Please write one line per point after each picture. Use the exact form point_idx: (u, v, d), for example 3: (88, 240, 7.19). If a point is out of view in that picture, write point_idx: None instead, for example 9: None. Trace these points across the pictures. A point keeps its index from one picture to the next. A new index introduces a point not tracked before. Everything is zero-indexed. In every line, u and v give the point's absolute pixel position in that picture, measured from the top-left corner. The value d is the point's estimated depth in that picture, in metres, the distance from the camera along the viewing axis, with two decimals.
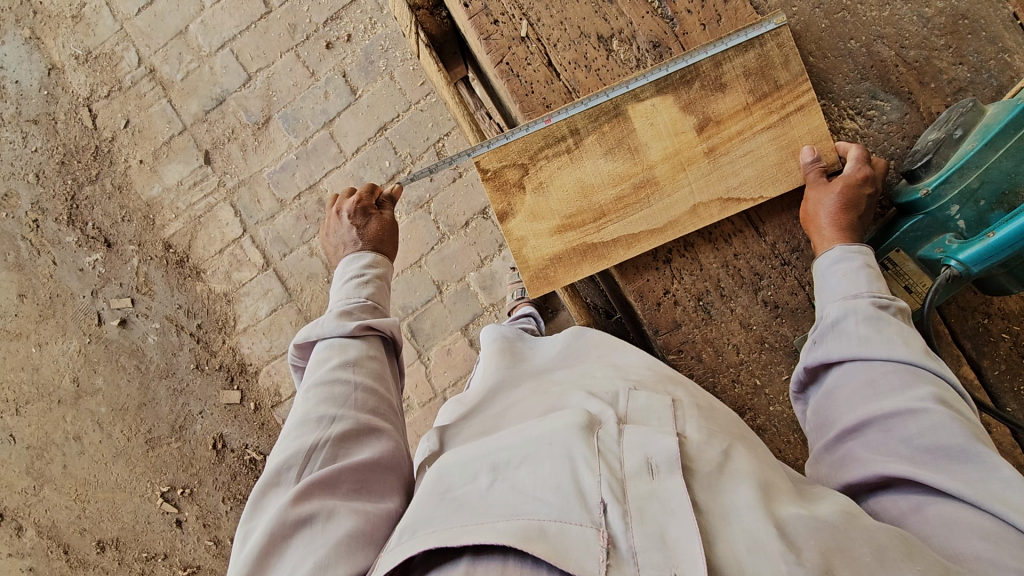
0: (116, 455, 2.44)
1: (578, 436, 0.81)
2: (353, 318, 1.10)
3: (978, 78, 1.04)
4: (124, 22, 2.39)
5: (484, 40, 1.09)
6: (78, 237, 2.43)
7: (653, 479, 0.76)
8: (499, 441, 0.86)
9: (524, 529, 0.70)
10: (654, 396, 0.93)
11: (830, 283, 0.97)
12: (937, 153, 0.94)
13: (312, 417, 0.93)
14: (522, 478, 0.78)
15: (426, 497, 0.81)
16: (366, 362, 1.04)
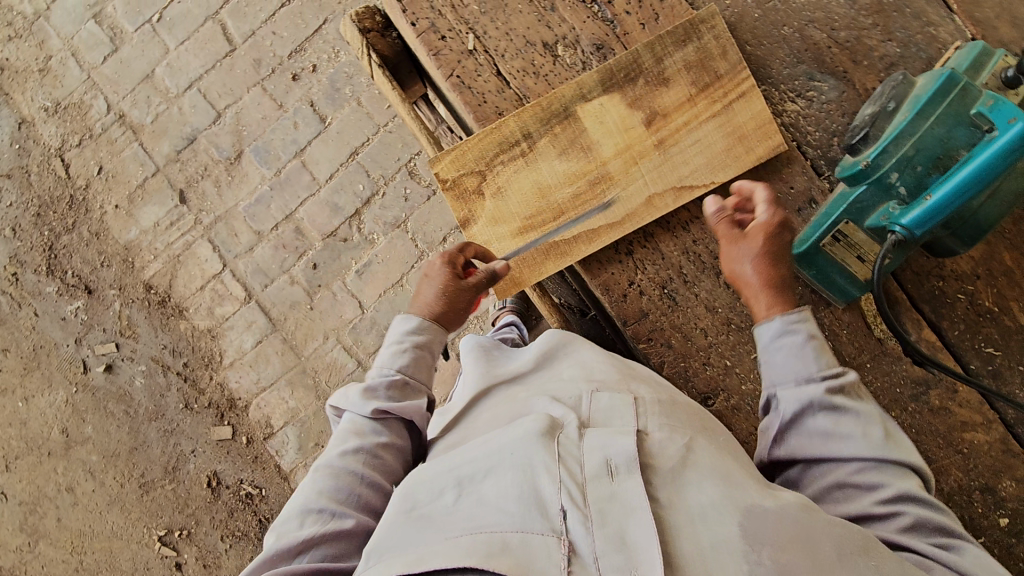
0: (110, 503, 2.41)
1: (538, 443, 0.85)
2: (377, 398, 1.04)
3: (908, 52, 1.08)
4: (91, 71, 2.42)
5: (433, 56, 1.12)
6: (58, 286, 2.43)
7: (612, 482, 0.80)
8: (464, 456, 0.89)
9: (486, 543, 0.73)
10: (616, 396, 0.97)
11: (778, 357, 0.95)
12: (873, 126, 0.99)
13: (310, 510, 0.91)
14: (487, 491, 0.82)
15: (395, 513, 0.84)
16: (382, 453, 1.00)
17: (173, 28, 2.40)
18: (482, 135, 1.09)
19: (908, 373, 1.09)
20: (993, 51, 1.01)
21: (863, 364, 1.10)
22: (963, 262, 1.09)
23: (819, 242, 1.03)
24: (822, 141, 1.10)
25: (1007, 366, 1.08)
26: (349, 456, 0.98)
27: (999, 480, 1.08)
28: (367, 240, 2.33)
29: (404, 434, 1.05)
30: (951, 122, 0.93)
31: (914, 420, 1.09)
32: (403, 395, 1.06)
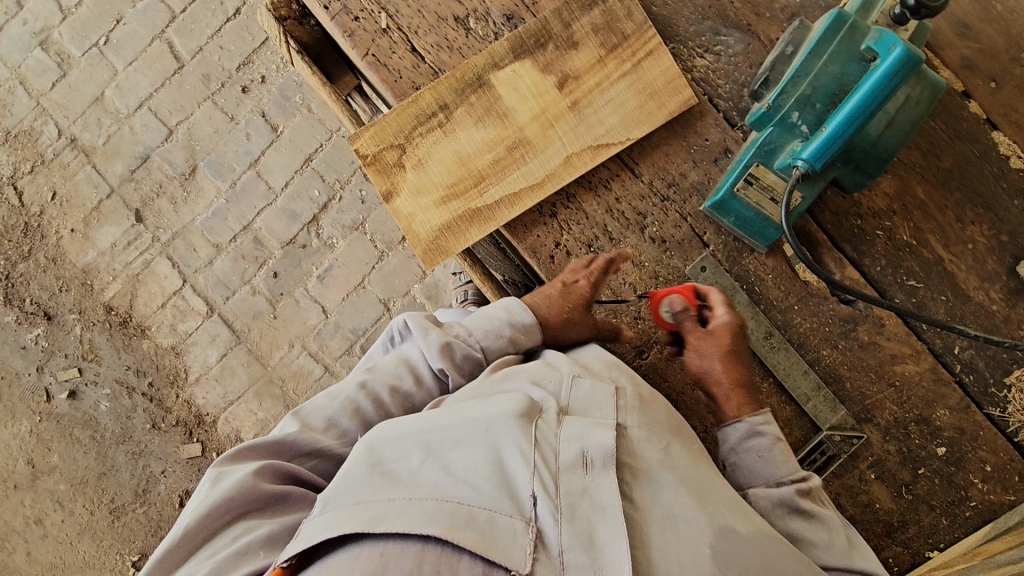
0: (81, 532, 2.36)
1: (514, 422, 0.84)
2: (451, 354, 1.00)
3: (807, 1, 1.12)
4: (40, 97, 2.43)
5: (348, 37, 1.15)
6: (17, 315, 2.41)
7: (585, 475, 0.81)
8: (433, 420, 0.87)
9: (454, 516, 0.72)
10: (597, 384, 0.97)
11: (746, 459, 0.98)
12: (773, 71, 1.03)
13: (338, 424, 0.93)
14: (455, 462, 0.80)
15: (354, 464, 0.81)
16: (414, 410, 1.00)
17: (120, 50, 2.41)
18: (398, 110, 1.10)
19: (835, 312, 1.11)
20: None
21: (790, 306, 1.11)
22: (879, 200, 1.11)
23: (733, 187, 1.06)
24: (733, 92, 1.13)
25: (929, 297, 1.10)
26: (397, 394, 0.98)
27: (933, 410, 1.09)
28: (326, 244, 2.34)
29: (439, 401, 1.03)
30: (842, 58, 0.96)
31: (845, 356, 1.10)
32: (471, 368, 1.03)
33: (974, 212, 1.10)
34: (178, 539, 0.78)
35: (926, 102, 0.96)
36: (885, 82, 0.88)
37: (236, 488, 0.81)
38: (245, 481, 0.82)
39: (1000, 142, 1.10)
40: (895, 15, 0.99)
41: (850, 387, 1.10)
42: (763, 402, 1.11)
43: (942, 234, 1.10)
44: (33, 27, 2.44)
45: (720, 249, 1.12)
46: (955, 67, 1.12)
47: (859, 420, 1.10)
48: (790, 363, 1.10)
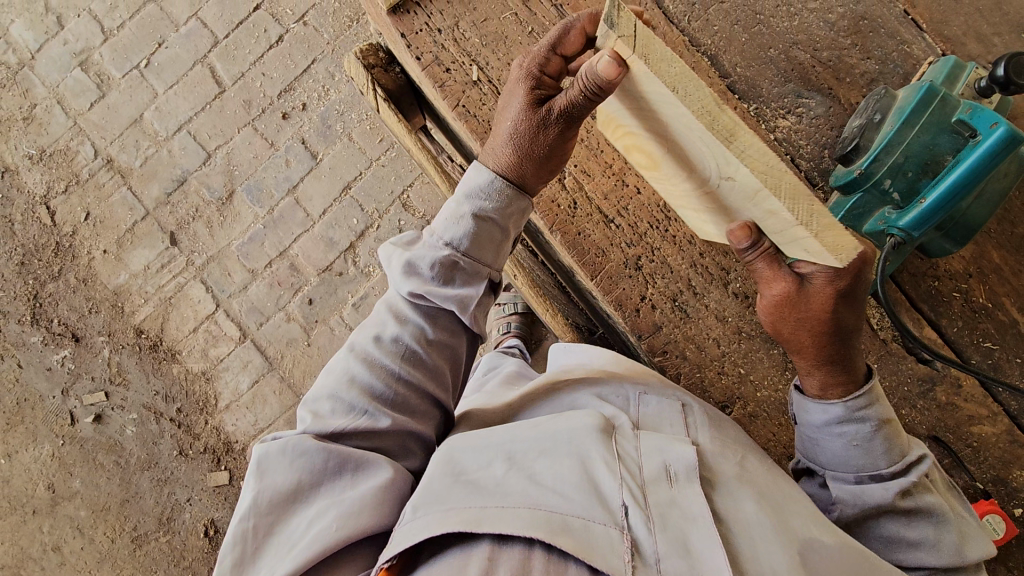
0: (100, 561, 2.29)
1: (596, 436, 0.86)
2: (419, 277, 0.96)
3: (887, 68, 1.16)
4: (78, 117, 2.42)
5: (439, 87, 1.16)
6: (44, 336, 2.37)
7: (671, 486, 0.82)
8: (512, 432, 0.90)
9: (550, 521, 0.74)
10: (664, 401, 1.02)
11: (831, 442, 0.95)
12: (863, 137, 1.05)
13: (357, 383, 0.92)
14: (539, 470, 0.83)
15: (438, 477, 0.83)
16: (420, 344, 0.97)
17: (161, 73, 2.42)
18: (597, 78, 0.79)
19: (914, 371, 1.13)
20: (964, 64, 1.09)
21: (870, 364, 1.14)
22: (955, 262, 1.14)
23: None
24: (814, 153, 1.16)
25: (1005, 359, 1.13)
26: (381, 342, 0.96)
27: (1010, 471, 1.11)
28: (363, 273, 2.34)
29: (445, 317, 0.99)
30: (935, 128, 0.98)
31: (924, 416, 1.13)
32: (450, 274, 0.97)
33: None
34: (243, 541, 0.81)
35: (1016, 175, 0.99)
36: (986, 158, 0.91)
37: (292, 467, 0.83)
38: (303, 451, 0.84)
39: None
40: (981, 88, 1.02)
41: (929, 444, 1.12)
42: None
43: (1017, 297, 1.13)
44: (74, 47, 2.44)
45: None
46: None
47: None
48: None
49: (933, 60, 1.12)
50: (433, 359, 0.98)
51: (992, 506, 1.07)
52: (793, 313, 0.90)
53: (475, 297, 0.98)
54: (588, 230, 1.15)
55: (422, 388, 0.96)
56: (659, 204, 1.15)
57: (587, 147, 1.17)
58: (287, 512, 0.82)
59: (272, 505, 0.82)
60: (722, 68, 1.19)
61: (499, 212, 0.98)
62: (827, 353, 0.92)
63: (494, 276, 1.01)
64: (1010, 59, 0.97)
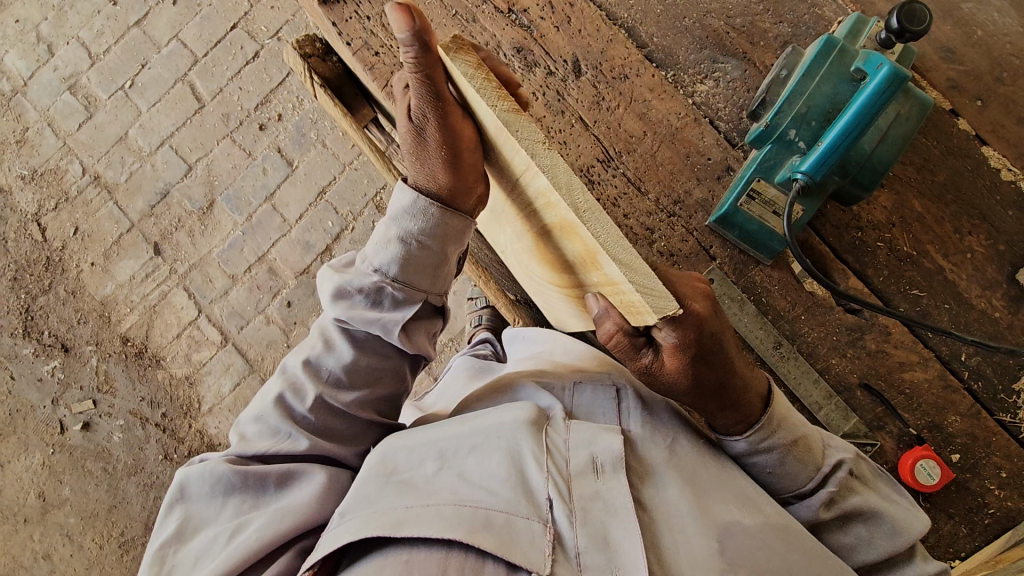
0: (88, 568, 2.32)
1: (525, 430, 0.86)
2: (351, 301, 0.95)
3: (799, 30, 1.20)
4: (67, 138, 2.54)
5: (369, 70, 1.22)
6: (35, 347, 2.45)
7: (597, 479, 0.83)
8: (446, 431, 0.91)
9: (471, 520, 0.76)
10: (598, 390, 1.03)
11: (754, 475, 0.92)
12: (770, 92, 1.10)
13: (281, 406, 0.95)
14: (469, 468, 0.85)
15: (372, 476, 0.86)
16: (349, 374, 0.98)
17: (144, 92, 2.54)
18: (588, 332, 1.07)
19: (842, 321, 1.13)
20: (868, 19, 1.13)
21: (797, 316, 1.14)
22: (878, 212, 1.16)
23: (736, 202, 1.10)
24: (732, 115, 1.20)
25: (933, 305, 1.13)
26: (310, 364, 0.98)
27: (945, 417, 1.11)
28: None
29: (372, 344, 0.99)
30: (833, 76, 1.02)
31: (853, 364, 1.13)
32: (378, 298, 0.95)
33: (970, 223, 1.14)
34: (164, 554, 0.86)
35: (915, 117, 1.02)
36: (874, 98, 0.94)
37: (209, 487, 0.89)
38: (217, 477, 0.88)
39: (990, 156, 1.16)
40: (882, 40, 1.05)
41: (861, 393, 1.13)
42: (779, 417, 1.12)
43: (941, 244, 1.14)
44: (63, 72, 2.58)
45: (726, 262, 1.16)
46: (943, 87, 1.18)
47: (871, 428, 1.12)
48: (800, 371, 1.12)
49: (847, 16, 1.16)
50: (352, 387, 0.99)
51: (926, 452, 1.07)
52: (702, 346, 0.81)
53: (403, 318, 0.96)
54: None
55: (343, 413, 0.98)
56: (582, 168, 1.19)
57: None
58: (208, 528, 0.88)
59: (193, 521, 0.88)
60: (640, 39, 1.23)
61: (427, 236, 0.91)
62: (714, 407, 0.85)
63: (432, 299, 0.99)
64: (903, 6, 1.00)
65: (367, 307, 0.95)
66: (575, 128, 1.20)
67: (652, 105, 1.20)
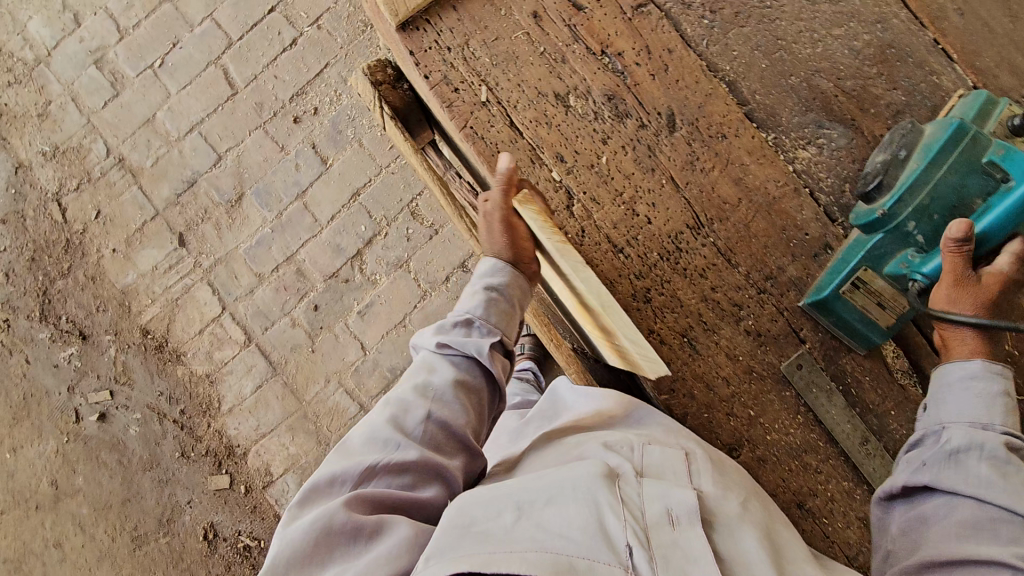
0: (100, 559, 2.31)
1: (603, 482, 0.85)
2: (447, 333, 1.07)
3: (914, 100, 1.10)
4: (91, 115, 2.42)
5: (447, 107, 1.11)
6: (52, 332, 2.38)
7: (672, 529, 0.82)
8: (519, 484, 0.88)
9: (559, 564, 0.73)
10: (667, 450, 0.99)
11: (958, 395, 0.95)
12: (887, 175, 0.99)
13: (393, 424, 0.94)
14: (547, 517, 0.80)
15: (449, 526, 0.81)
16: (451, 391, 1.00)
17: (174, 73, 2.41)
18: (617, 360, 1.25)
19: None
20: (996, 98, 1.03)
21: (887, 411, 1.08)
22: None
23: (838, 289, 1.02)
24: (835, 187, 1.11)
25: None
26: (419, 387, 1.00)
27: None
28: (369, 280, 2.34)
29: (469, 369, 1.05)
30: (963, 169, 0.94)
31: None
32: (468, 333, 1.07)
33: None
34: None
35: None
36: (1020, 206, 0.89)
37: (314, 528, 0.80)
38: (330, 516, 0.81)
39: None
40: (1016, 126, 0.96)
41: None
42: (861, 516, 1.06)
43: None
44: (89, 45, 2.44)
45: (816, 347, 1.09)
46: None
47: None
48: (885, 471, 1.06)
49: (966, 90, 1.06)
50: (456, 404, 1.00)
51: None
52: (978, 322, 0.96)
53: (490, 344, 1.06)
54: (597, 259, 1.10)
55: (448, 432, 0.97)
56: (670, 234, 1.10)
57: (597, 174, 1.11)
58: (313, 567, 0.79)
59: (291, 562, 0.79)
60: (740, 94, 1.12)
61: (506, 287, 1.11)
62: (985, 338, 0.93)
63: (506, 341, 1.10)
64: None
65: (460, 332, 1.07)
66: (665, 189, 1.10)
67: (750, 170, 1.10)
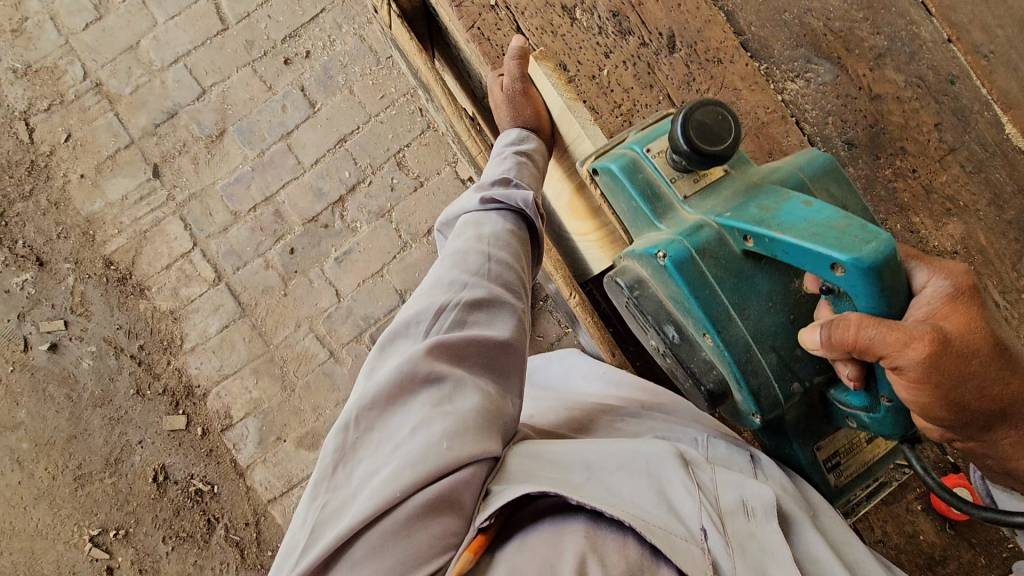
0: (37, 498, 2.17)
1: (676, 462, 0.89)
2: (487, 190, 1.09)
3: (894, 45, 1.22)
4: (70, 37, 2.34)
5: (456, 7, 1.17)
6: (5, 256, 2.26)
7: (749, 521, 0.87)
8: (593, 444, 0.90)
9: (641, 521, 0.78)
10: (733, 449, 1.05)
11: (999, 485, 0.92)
12: (687, 356, 0.98)
13: (461, 269, 0.98)
14: (617, 482, 0.84)
15: (522, 466, 0.85)
16: (503, 237, 1.04)
17: (164, 3, 2.38)
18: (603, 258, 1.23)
19: None
20: (635, 157, 0.99)
21: None
22: (945, 240, 1.18)
23: (831, 485, 1.07)
24: (818, 119, 1.21)
25: None
26: (486, 236, 1.03)
27: None
28: (349, 227, 2.31)
29: (515, 221, 1.07)
30: (745, 291, 0.91)
31: None
32: (507, 189, 1.08)
33: None
34: (349, 424, 0.85)
35: (818, 178, 0.94)
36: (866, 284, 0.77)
37: (398, 374, 0.86)
38: (411, 366, 0.86)
39: None
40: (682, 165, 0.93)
41: None
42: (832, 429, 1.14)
43: (999, 279, 1.17)
44: None
45: None
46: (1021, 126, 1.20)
47: (908, 452, 1.21)
48: None
49: (592, 172, 1.01)
50: (516, 250, 1.04)
51: (963, 481, 1.15)
52: (971, 380, 0.77)
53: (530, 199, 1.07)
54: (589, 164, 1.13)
55: (511, 273, 1.01)
56: None
57: (597, 84, 1.14)
58: (395, 411, 0.85)
59: (374, 403, 0.85)
60: (738, 24, 1.24)
61: (536, 156, 1.14)
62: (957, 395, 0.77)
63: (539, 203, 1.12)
64: (691, 143, 0.87)
65: (499, 189, 1.08)
66: (662, 104, 1.14)
67: (742, 94, 1.17)
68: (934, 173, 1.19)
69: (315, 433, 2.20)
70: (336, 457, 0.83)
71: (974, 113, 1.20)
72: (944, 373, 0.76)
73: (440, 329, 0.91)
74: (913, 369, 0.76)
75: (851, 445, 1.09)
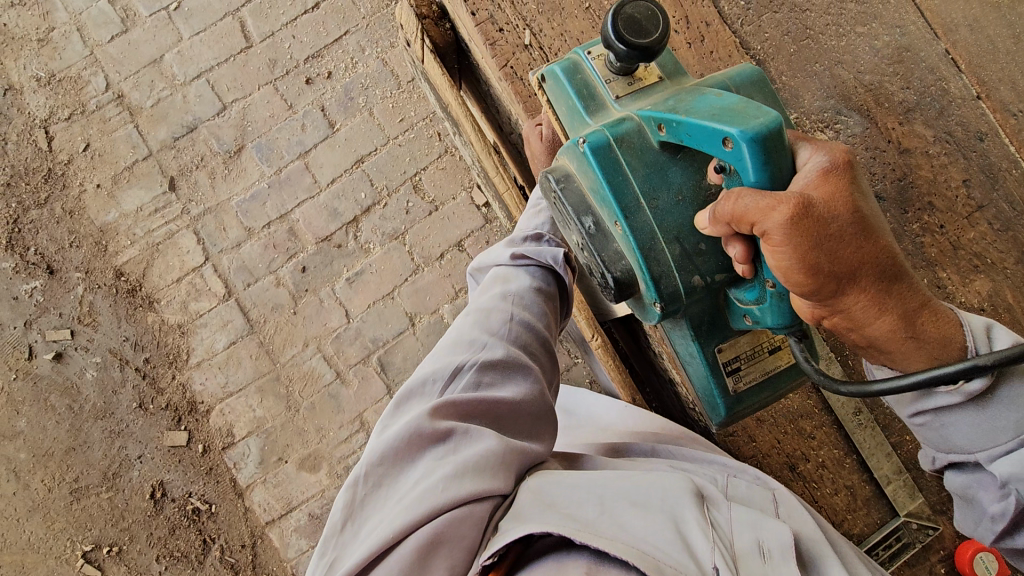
0: (31, 510, 2.13)
1: (691, 498, 0.81)
2: (518, 244, 1.13)
3: (923, 100, 1.23)
4: (95, 48, 2.36)
5: (490, 45, 1.18)
6: (16, 263, 2.25)
7: (765, 563, 0.79)
8: (606, 478, 0.83)
9: (646, 558, 0.70)
10: (754, 489, 1.01)
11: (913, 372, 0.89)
12: (603, 252, 1.00)
13: (480, 328, 0.98)
14: (626, 515, 0.76)
15: (528, 501, 0.79)
16: (526, 295, 1.05)
17: (189, 19, 2.39)
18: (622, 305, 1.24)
19: None
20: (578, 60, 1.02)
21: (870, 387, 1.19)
22: (972, 297, 1.17)
23: (728, 391, 1.08)
24: None
25: None
26: (509, 295, 1.05)
27: None
28: (361, 248, 2.30)
29: (544, 278, 1.10)
30: (657, 182, 0.94)
31: None
32: (537, 244, 1.13)
33: None
34: (359, 479, 0.84)
35: (744, 86, 0.96)
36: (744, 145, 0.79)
37: (406, 429, 0.84)
38: (419, 422, 0.84)
39: None
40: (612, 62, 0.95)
41: (929, 474, 1.22)
42: (781, 392, 1.12)
43: None
44: None
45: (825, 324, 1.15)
46: None
47: (933, 512, 1.21)
48: (874, 441, 1.22)
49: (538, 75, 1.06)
50: (538, 307, 1.05)
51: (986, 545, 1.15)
52: (825, 242, 0.76)
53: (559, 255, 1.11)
54: None
55: (530, 331, 1.01)
56: None
57: None
58: (404, 470, 0.84)
59: (383, 457, 0.84)
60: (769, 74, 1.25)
61: None
62: (825, 264, 0.77)
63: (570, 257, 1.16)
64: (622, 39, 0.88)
65: (531, 244, 1.13)
66: None
67: None
68: (962, 230, 1.19)
69: (316, 455, 2.16)
70: (344, 513, 0.83)
71: (1002, 170, 1.20)
72: (805, 231, 0.76)
73: (454, 389, 0.90)
74: (773, 222, 0.76)
75: (754, 353, 1.09)
